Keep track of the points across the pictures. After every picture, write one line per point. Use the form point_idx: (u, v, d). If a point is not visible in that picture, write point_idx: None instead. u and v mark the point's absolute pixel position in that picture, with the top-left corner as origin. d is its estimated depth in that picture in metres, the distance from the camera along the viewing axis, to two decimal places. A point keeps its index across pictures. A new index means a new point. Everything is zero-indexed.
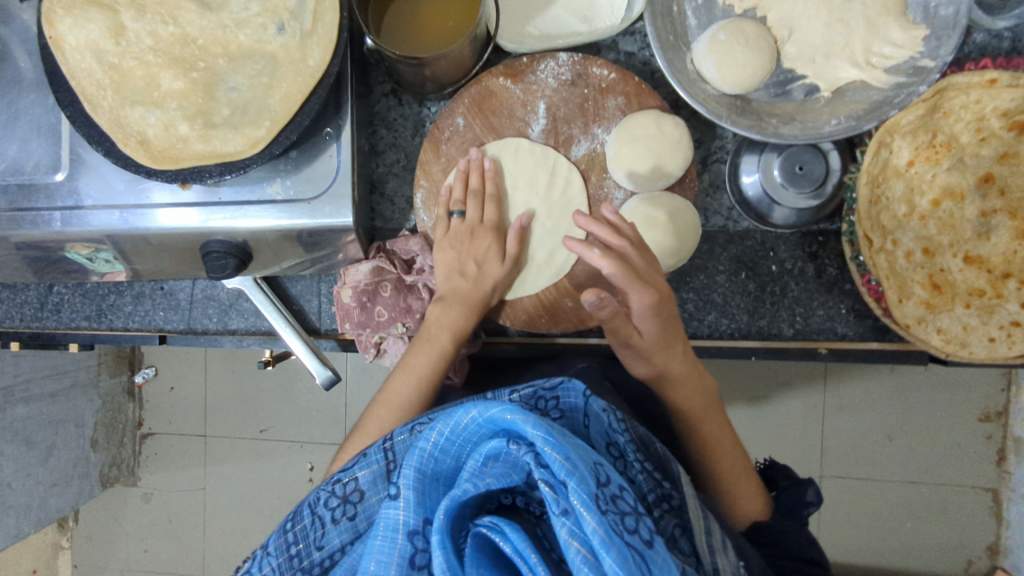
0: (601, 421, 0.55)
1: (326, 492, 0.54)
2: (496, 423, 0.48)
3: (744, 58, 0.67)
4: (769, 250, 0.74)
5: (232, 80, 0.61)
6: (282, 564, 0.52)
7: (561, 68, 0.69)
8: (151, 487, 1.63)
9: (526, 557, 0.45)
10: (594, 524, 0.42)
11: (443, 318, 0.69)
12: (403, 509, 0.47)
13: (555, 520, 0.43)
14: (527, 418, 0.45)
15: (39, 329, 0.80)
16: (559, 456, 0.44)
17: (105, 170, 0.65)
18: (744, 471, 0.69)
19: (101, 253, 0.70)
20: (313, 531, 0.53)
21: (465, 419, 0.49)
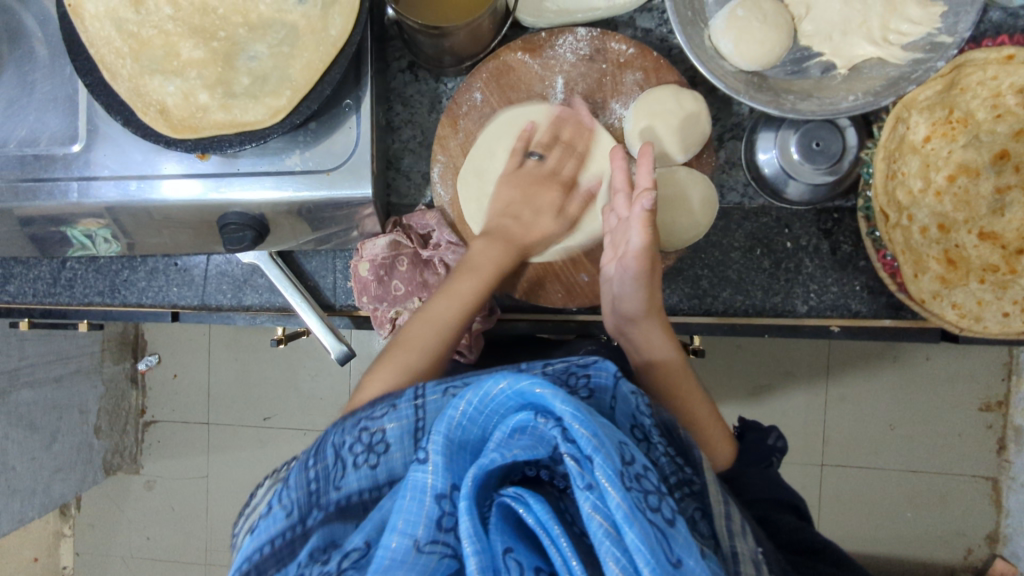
0: (629, 403, 0.54)
1: (352, 437, 0.53)
2: (525, 396, 0.48)
3: (763, 34, 0.67)
4: (784, 226, 0.74)
5: (252, 49, 0.61)
6: (301, 499, 0.51)
7: (580, 43, 0.69)
8: (154, 474, 1.63)
9: (549, 528, 0.45)
10: (619, 500, 0.42)
11: (488, 253, 0.66)
12: (432, 473, 0.46)
13: (579, 494, 0.43)
14: (557, 394, 0.45)
15: (52, 304, 0.80)
16: (587, 432, 0.44)
17: (122, 141, 0.65)
18: (711, 415, 0.68)
19: (101, 231, 0.70)
20: (335, 471, 0.53)
21: (494, 390, 0.48)
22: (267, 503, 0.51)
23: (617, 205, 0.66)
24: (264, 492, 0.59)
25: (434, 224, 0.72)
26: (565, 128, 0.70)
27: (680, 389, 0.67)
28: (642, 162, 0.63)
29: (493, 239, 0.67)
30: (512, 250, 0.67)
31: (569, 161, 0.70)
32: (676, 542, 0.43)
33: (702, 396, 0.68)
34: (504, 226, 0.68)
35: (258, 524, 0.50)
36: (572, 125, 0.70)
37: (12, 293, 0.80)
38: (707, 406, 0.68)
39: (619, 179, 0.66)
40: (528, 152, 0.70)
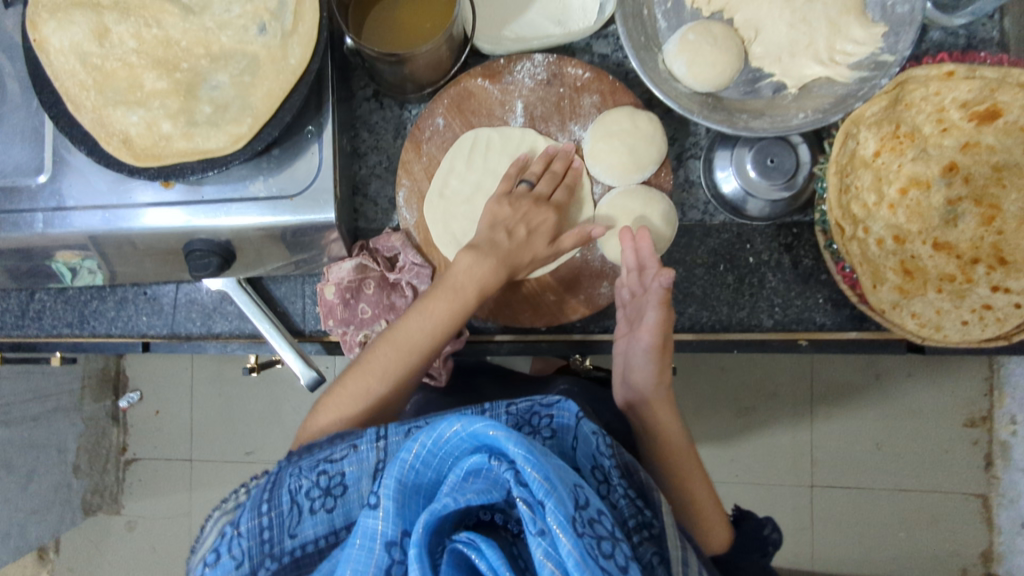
0: (590, 443, 0.54)
1: (309, 481, 0.53)
2: (479, 438, 0.47)
3: (714, 57, 0.70)
4: (745, 242, 0.76)
5: (214, 79, 0.63)
6: (252, 549, 0.51)
7: (537, 68, 0.71)
8: (135, 514, 1.60)
9: (501, 574, 0.44)
10: (569, 545, 0.42)
11: (474, 269, 0.65)
12: (382, 518, 0.46)
13: (532, 540, 0.43)
14: (509, 436, 0.44)
15: (21, 337, 0.80)
16: (539, 475, 0.43)
17: (87, 171, 0.66)
18: (710, 498, 0.67)
19: (86, 261, 0.71)
20: (290, 518, 0.52)
21: (447, 432, 0.47)
22: (217, 553, 0.51)
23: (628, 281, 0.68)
24: (214, 524, 0.58)
25: (399, 246, 0.72)
26: (555, 164, 0.70)
27: (680, 471, 0.66)
28: (642, 247, 0.66)
29: (482, 252, 0.65)
30: (500, 269, 0.66)
31: (561, 191, 0.70)
32: None
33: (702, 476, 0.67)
34: (494, 241, 0.66)
35: (209, 572, 0.50)
36: (563, 161, 0.71)
37: None
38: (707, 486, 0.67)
39: (631, 260, 0.67)
40: (520, 179, 0.70)
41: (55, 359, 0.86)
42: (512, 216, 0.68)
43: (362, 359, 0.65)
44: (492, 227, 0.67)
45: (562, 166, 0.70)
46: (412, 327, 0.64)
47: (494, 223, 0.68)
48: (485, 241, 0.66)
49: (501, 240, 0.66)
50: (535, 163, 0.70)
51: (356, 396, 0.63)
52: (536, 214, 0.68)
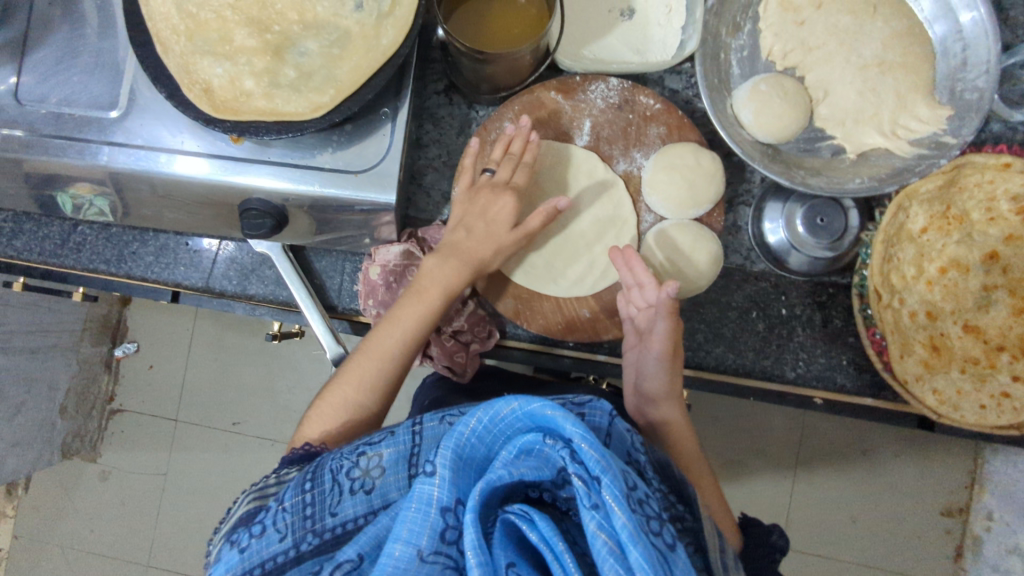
0: (625, 440, 0.55)
1: (349, 461, 0.54)
2: (534, 418, 0.49)
3: (781, 110, 0.71)
4: (781, 293, 0.77)
5: (303, 45, 0.65)
6: (295, 523, 0.52)
7: (610, 91, 0.72)
8: (110, 465, 1.61)
9: (553, 544, 0.45)
10: (624, 519, 0.42)
11: (437, 271, 0.67)
12: (438, 486, 0.47)
13: (585, 513, 0.44)
14: (568, 415, 0.46)
15: (56, 266, 0.80)
16: (595, 454, 0.45)
17: (160, 113, 0.67)
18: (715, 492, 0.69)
19: (96, 199, 0.72)
20: (330, 497, 0.53)
21: (504, 410, 0.50)
22: (261, 525, 0.52)
23: (633, 298, 0.68)
24: (244, 501, 0.56)
25: None
26: (513, 145, 0.70)
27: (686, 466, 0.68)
28: (636, 265, 0.68)
29: (445, 255, 0.67)
30: (464, 267, 0.67)
31: (521, 172, 0.70)
32: (677, 567, 0.43)
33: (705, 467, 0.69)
34: (455, 241, 0.68)
35: (251, 543, 0.51)
36: (521, 142, 0.70)
37: (17, 250, 0.80)
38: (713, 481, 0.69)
39: (629, 279, 0.68)
40: (482, 170, 0.71)
41: (78, 296, 0.88)
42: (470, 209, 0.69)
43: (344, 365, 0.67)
44: (453, 228, 0.68)
45: (520, 147, 0.70)
46: (383, 332, 0.66)
47: (455, 224, 0.68)
48: (448, 244, 0.68)
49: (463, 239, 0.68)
50: (495, 149, 0.70)
51: (351, 398, 0.65)
52: (495, 206, 0.68)
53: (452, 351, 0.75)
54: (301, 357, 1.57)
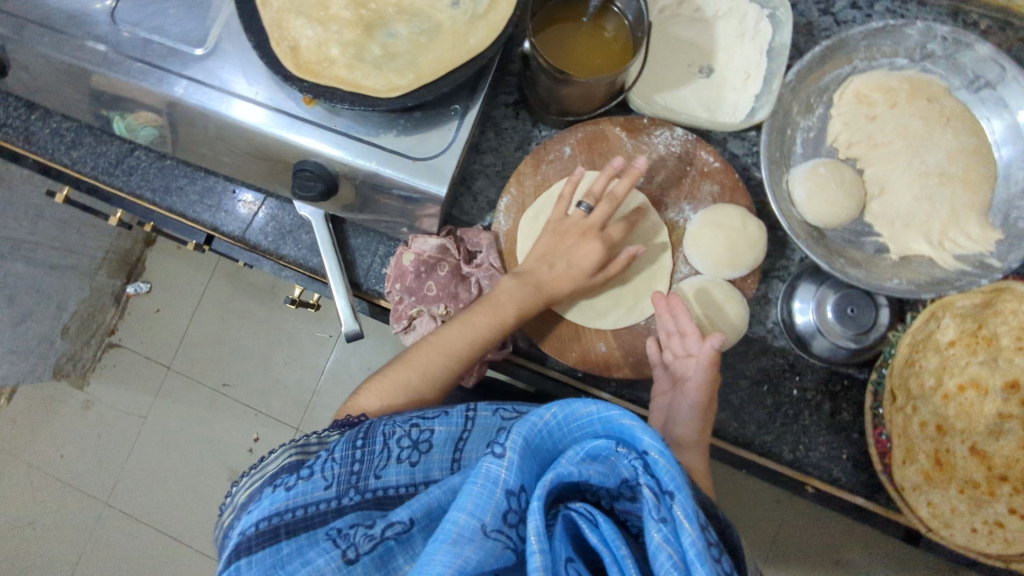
0: None
1: (402, 430, 0.57)
2: (609, 425, 0.49)
3: (835, 197, 0.73)
4: (796, 373, 0.76)
5: (392, 29, 0.67)
6: (342, 475, 0.54)
7: (674, 140, 0.74)
8: (94, 397, 1.64)
9: (613, 548, 0.45)
10: (693, 538, 0.42)
11: (515, 292, 0.67)
12: (506, 467, 0.46)
13: (651, 525, 0.44)
14: (649, 427, 0.46)
15: (105, 183, 0.82)
16: (673, 470, 0.44)
17: (242, 61, 0.69)
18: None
19: (147, 129, 0.76)
20: (378, 458, 0.55)
21: (581, 410, 0.50)
22: (309, 469, 0.54)
23: (674, 346, 0.67)
24: (282, 454, 0.59)
25: (484, 245, 0.73)
26: (620, 183, 0.69)
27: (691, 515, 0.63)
28: (679, 313, 0.67)
29: (521, 280, 0.68)
30: (538, 296, 0.68)
31: (617, 226, 0.71)
32: None
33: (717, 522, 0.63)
34: (535, 272, 0.69)
35: (297, 485, 0.52)
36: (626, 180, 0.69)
37: (72, 160, 0.83)
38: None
39: (671, 325, 0.68)
40: (577, 201, 0.71)
41: (116, 212, 0.95)
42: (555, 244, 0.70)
43: (404, 354, 0.68)
44: (539, 260, 0.70)
45: (624, 186, 0.69)
46: (450, 333, 0.66)
47: (541, 256, 0.70)
48: (528, 271, 0.69)
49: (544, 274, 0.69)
50: (597, 182, 0.70)
51: (400, 388, 0.66)
52: (583, 246, 0.69)
53: None
54: (304, 333, 1.64)
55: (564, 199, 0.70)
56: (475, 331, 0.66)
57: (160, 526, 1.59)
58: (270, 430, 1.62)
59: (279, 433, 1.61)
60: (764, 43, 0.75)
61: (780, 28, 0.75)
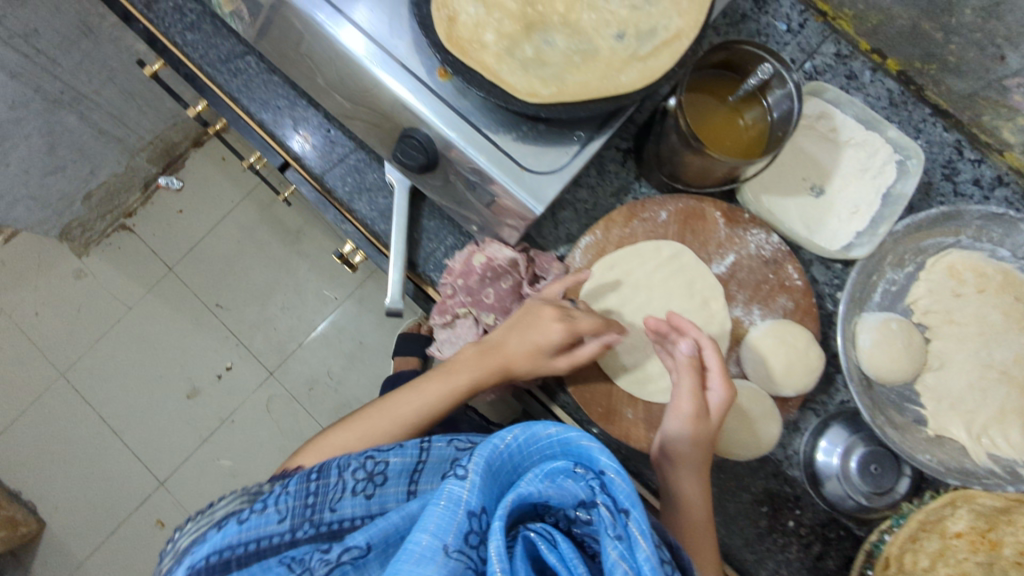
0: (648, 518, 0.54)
1: (357, 461, 0.55)
2: (568, 448, 0.49)
3: (898, 355, 0.72)
4: (797, 506, 0.73)
5: (550, 37, 0.66)
6: (297, 509, 0.52)
7: (767, 244, 0.73)
8: (89, 269, 1.67)
9: (572, 568, 0.44)
10: (647, 554, 0.42)
11: (470, 360, 0.69)
12: (468, 489, 0.45)
13: (607, 542, 0.43)
14: (605, 447, 0.47)
15: (208, 75, 0.81)
16: (627, 486, 0.44)
17: (393, 14, 0.68)
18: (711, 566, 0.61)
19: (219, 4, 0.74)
20: (332, 491, 0.53)
21: (542, 433, 0.51)
22: (261, 502, 0.52)
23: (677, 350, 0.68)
24: (231, 500, 0.56)
25: (552, 275, 0.73)
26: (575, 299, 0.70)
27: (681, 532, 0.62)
28: (682, 323, 0.68)
29: (490, 350, 0.68)
30: (491, 372, 0.68)
31: (599, 339, 0.67)
32: None
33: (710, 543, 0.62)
34: (495, 346, 0.68)
35: (251, 518, 0.50)
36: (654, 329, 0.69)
37: (185, 42, 0.82)
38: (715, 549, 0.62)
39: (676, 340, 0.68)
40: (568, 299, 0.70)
41: (203, 102, 1.01)
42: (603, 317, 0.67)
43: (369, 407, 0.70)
44: (507, 329, 0.68)
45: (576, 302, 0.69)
46: (403, 399, 0.69)
47: (511, 326, 0.68)
48: (496, 341, 0.69)
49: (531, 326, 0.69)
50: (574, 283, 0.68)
51: (362, 438, 0.66)
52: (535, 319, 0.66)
53: None
54: (309, 288, 1.68)
55: (560, 284, 0.69)
56: (432, 396, 0.68)
57: (103, 413, 1.62)
58: (244, 363, 1.65)
59: (252, 370, 1.64)
60: (883, 184, 0.76)
61: (905, 177, 0.75)
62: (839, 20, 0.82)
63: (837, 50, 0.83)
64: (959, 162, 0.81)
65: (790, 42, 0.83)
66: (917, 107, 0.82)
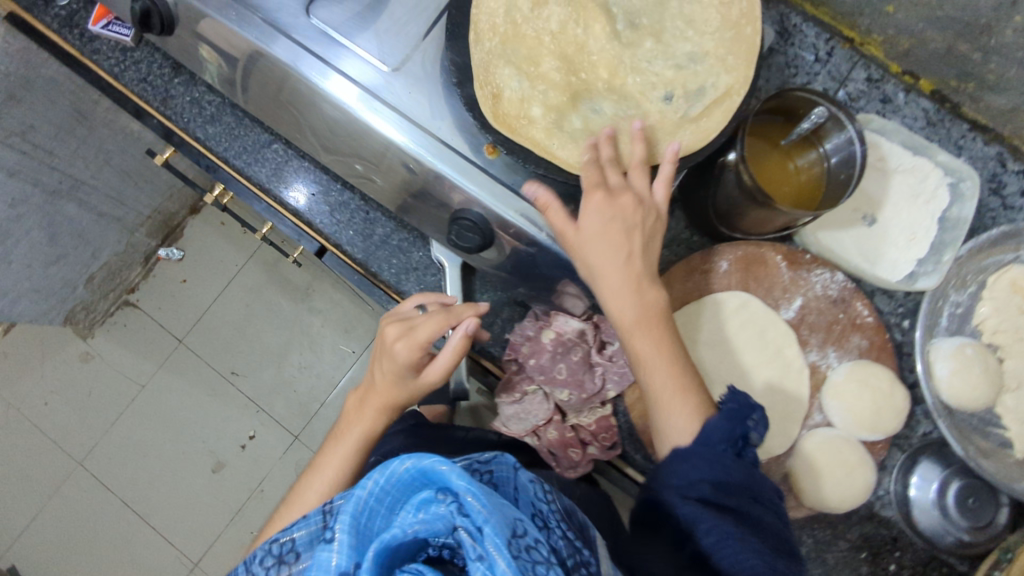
0: (530, 490, 0.55)
1: (266, 549, 0.53)
2: (427, 474, 0.48)
3: (978, 381, 0.71)
4: (896, 548, 0.72)
5: (598, 105, 0.65)
6: None
7: (833, 282, 0.72)
8: (96, 351, 1.61)
9: None
10: (508, 570, 0.42)
11: (361, 418, 0.70)
12: (337, 552, 0.45)
13: (471, 566, 0.43)
14: (456, 467, 0.46)
15: (240, 169, 0.80)
16: (480, 504, 0.44)
17: (433, 93, 0.65)
18: (691, 414, 0.62)
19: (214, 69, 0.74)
20: None
21: (399, 468, 0.48)
22: None
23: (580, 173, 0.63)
24: None
25: (620, 340, 0.70)
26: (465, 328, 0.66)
27: (660, 411, 0.63)
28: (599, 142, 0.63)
29: (372, 401, 0.70)
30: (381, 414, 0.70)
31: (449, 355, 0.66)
32: None
33: (671, 378, 0.63)
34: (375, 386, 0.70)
35: None
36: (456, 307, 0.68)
37: (210, 136, 0.80)
38: (695, 398, 0.63)
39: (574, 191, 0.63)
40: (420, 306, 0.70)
41: (220, 186, 1.01)
42: (613, 227, 0.62)
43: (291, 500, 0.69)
44: (396, 376, 0.68)
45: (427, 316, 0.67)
46: (330, 456, 0.70)
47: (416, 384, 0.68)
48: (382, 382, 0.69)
49: (641, 215, 0.64)
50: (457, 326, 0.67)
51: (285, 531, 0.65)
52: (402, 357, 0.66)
53: (568, 442, 0.73)
54: (327, 345, 1.64)
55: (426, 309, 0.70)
56: (335, 468, 0.68)
57: (127, 499, 1.56)
58: (267, 430, 1.60)
59: (277, 437, 1.59)
60: (938, 210, 0.75)
61: (961, 201, 0.74)
62: (866, 46, 0.81)
63: (868, 74, 0.81)
64: (1003, 175, 0.80)
65: (821, 71, 0.82)
66: (955, 124, 0.80)
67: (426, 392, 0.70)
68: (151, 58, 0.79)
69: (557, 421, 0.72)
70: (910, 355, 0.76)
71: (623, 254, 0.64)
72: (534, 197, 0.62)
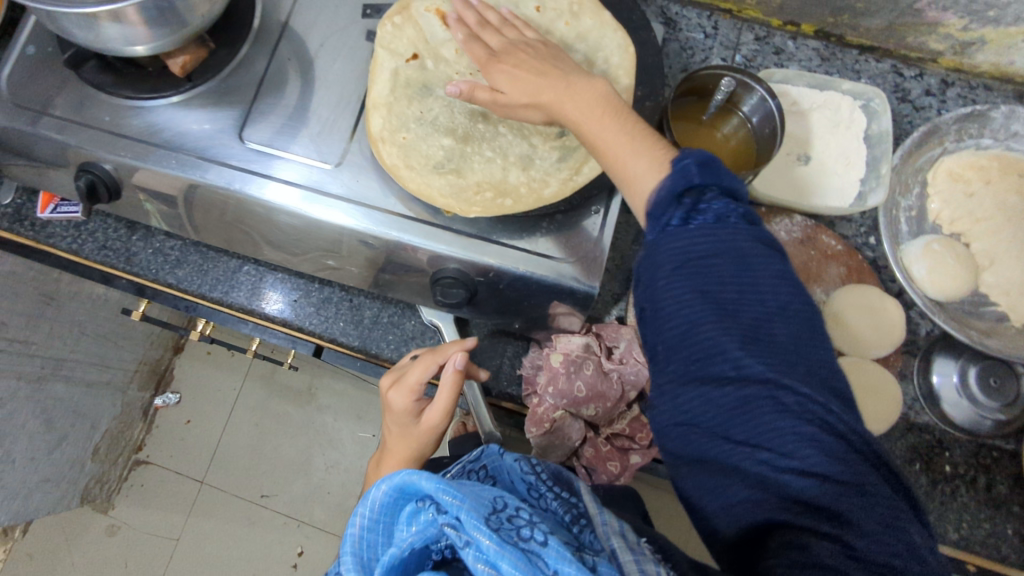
0: (515, 468, 0.68)
1: None
2: (401, 487, 0.56)
3: (955, 270, 0.75)
4: (943, 448, 0.78)
5: (524, 145, 0.68)
6: None
7: (794, 226, 0.80)
8: (121, 520, 1.58)
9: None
10: (488, 540, 0.49)
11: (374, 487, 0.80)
12: None
13: (463, 553, 0.50)
14: (419, 473, 0.53)
15: (221, 299, 0.82)
16: (448, 497, 0.52)
17: (378, 174, 0.69)
18: (647, 168, 0.51)
19: (147, 203, 0.76)
20: None
21: (377, 493, 0.56)
22: None
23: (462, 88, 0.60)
24: None
25: (625, 340, 0.77)
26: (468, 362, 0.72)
27: (624, 180, 0.53)
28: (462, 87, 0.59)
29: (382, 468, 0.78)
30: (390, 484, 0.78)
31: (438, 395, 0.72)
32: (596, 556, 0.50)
33: (625, 140, 0.53)
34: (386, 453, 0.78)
35: None
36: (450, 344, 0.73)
37: (181, 279, 0.82)
38: (652, 151, 0.52)
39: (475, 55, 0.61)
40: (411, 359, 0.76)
41: (202, 319, 1.04)
42: (525, 67, 0.59)
43: None
44: (399, 434, 0.75)
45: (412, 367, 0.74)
46: None
47: (420, 435, 0.74)
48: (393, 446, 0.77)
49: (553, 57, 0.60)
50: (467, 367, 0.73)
51: None
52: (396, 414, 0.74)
53: (606, 456, 0.77)
54: (346, 437, 1.64)
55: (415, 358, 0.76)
56: None
57: None
58: (316, 540, 1.59)
59: (328, 543, 1.58)
60: (860, 130, 0.81)
61: (876, 117, 0.82)
62: (745, 11, 0.87)
63: (755, 35, 0.87)
64: (904, 83, 0.86)
65: (714, 44, 0.86)
66: (845, 53, 0.87)
67: (434, 438, 0.75)
68: (103, 225, 0.83)
69: (592, 437, 0.77)
70: (886, 267, 0.82)
71: (563, 85, 0.57)
72: (462, 95, 0.59)
